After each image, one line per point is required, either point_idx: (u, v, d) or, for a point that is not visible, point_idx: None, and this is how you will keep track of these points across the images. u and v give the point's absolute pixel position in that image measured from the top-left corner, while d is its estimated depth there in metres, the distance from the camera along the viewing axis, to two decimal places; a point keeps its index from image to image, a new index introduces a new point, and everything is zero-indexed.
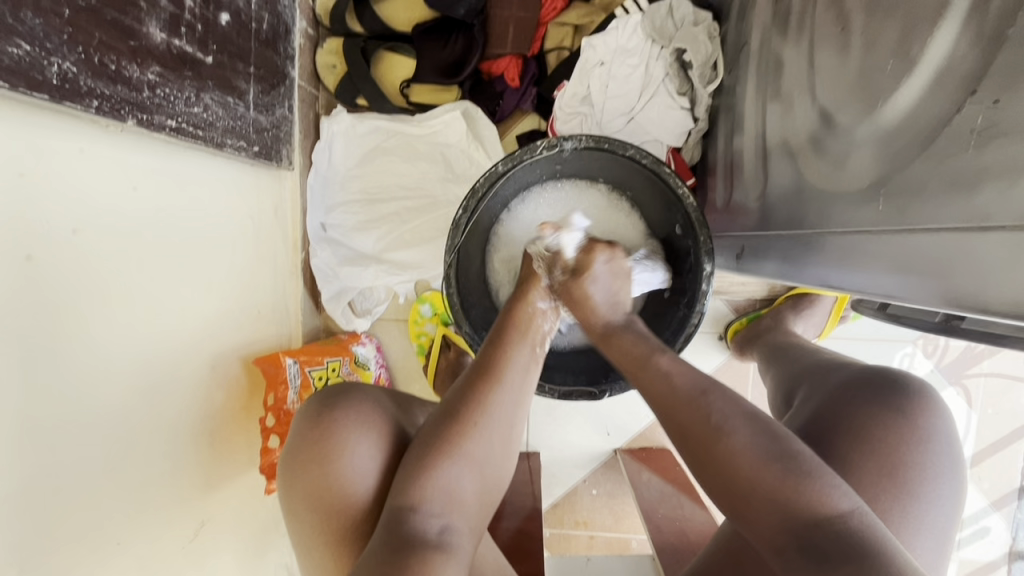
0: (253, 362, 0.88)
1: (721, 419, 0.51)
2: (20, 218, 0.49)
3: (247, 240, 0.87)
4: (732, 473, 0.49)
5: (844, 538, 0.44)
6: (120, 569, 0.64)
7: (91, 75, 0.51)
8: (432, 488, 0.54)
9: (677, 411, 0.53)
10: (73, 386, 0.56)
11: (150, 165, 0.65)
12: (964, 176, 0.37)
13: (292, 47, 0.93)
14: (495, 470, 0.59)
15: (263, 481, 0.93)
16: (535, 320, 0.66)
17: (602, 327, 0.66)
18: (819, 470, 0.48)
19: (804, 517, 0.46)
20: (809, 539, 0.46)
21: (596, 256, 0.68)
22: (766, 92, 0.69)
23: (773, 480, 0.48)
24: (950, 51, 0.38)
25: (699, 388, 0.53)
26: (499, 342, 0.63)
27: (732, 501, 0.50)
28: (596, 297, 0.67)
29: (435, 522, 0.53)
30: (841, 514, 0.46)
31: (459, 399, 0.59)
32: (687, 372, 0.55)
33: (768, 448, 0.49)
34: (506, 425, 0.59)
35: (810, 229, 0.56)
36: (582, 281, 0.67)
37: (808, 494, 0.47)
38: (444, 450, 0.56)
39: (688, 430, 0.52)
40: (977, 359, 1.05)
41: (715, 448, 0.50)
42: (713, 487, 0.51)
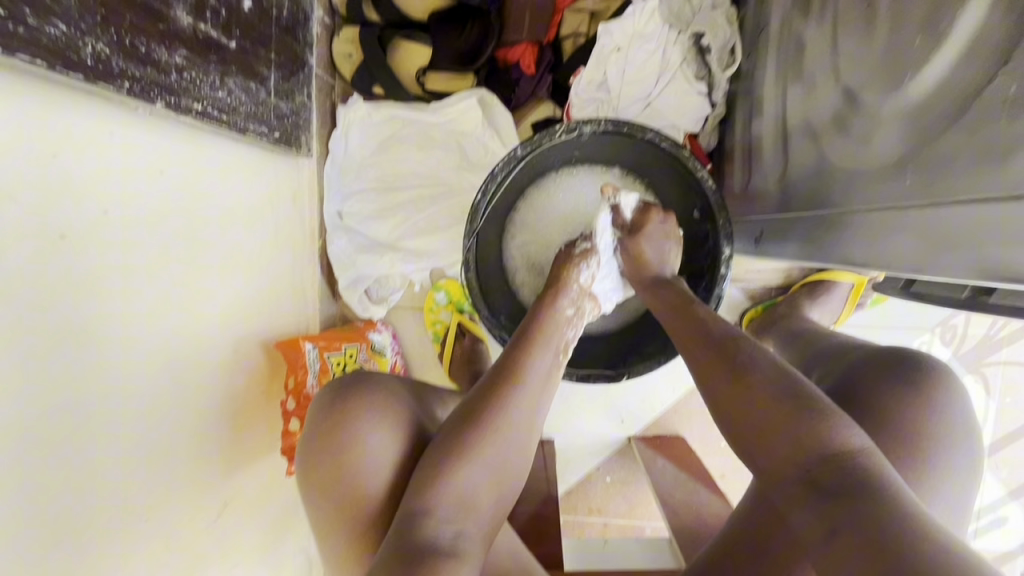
0: (273, 346, 0.90)
1: (745, 361, 0.53)
2: (56, 196, 0.50)
3: (268, 226, 0.88)
4: (752, 405, 0.51)
5: (852, 470, 0.43)
6: (148, 545, 0.65)
7: (123, 56, 0.52)
8: (445, 489, 0.54)
9: (712, 359, 0.55)
10: (105, 364, 0.57)
11: (177, 150, 0.66)
12: (995, 146, 0.37)
13: (310, 34, 0.94)
14: (509, 475, 0.58)
15: (282, 465, 0.95)
16: (560, 326, 0.66)
17: (652, 279, 0.70)
18: (835, 410, 0.47)
19: (815, 447, 0.46)
20: (817, 476, 0.45)
21: (652, 216, 0.72)
22: (786, 74, 0.69)
23: (781, 412, 0.48)
24: (981, 23, 0.38)
25: (728, 334, 0.56)
26: (524, 346, 0.62)
27: (749, 435, 0.51)
28: (652, 255, 0.71)
29: (448, 529, 0.53)
30: (855, 450, 0.45)
31: (480, 400, 0.58)
32: (721, 324, 0.58)
33: (787, 391, 0.50)
34: (523, 429, 0.59)
35: (834, 208, 0.56)
36: (639, 237, 0.71)
37: (822, 430, 0.46)
38: (460, 453, 0.55)
39: (718, 391, 0.54)
40: (997, 347, 1.04)
41: (739, 386, 0.52)
42: (734, 425, 0.52)
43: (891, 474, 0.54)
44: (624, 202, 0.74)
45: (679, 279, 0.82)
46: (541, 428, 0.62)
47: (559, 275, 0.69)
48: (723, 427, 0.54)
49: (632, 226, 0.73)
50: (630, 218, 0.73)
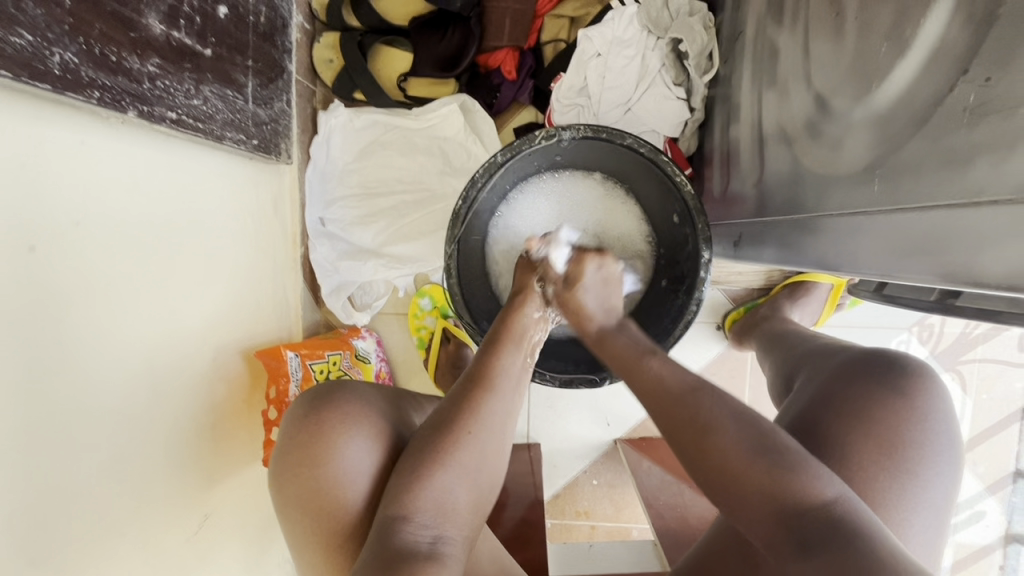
0: (254, 354, 0.89)
1: (711, 416, 0.52)
2: (26, 208, 0.49)
3: (247, 235, 0.87)
4: (720, 462, 0.50)
5: (829, 521, 0.45)
6: (128, 560, 0.64)
7: (92, 66, 0.51)
8: (426, 489, 0.54)
9: (672, 412, 0.54)
10: (78, 377, 0.56)
11: (151, 158, 0.65)
12: (958, 153, 0.38)
13: (289, 41, 0.94)
14: (487, 474, 0.59)
15: (265, 475, 0.94)
16: (528, 328, 0.68)
17: (597, 334, 0.67)
18: (804, 463, 0.48)
19: (789, 505, 0.47)
20: (796, 527, 0.46)
21: (586, 265, 0.68)
22: (762, 80, 0.70)
23: (760, 467, 0.48)
24: (942, 33, 0.38)
25: (692, 385, 0.55)
26: (491, 351, 0.64)
27: (722, 492, 0.50)
28: (592, 304, 0.67)
29: (427, 534, 0.52)
30: (827, 502, 0.46)
31: (453, 409, 0.59)
32: (676, 372, 0.56)
33: (754, 443, 0.50)
34: (496, 432, 0.60)
35: (808, 213, 0.57)
36: (576, 289, 0.67)
37: (794, 489, 0.47)
38: (435, 455, 0.56)
39: (678, 427, 0.53)
40: (972, 345, 1.06)
41: (704, 443, 0.51)
42: (696, 474, 0.52)
43: (865, 473, 0.55)
44: (555, 254, 0.72)
45: (660, 283, 0.81)
46: (512, 432, 0.63)
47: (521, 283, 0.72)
48: (690, 476, 0.53)
49: (569, 277, 0.69)
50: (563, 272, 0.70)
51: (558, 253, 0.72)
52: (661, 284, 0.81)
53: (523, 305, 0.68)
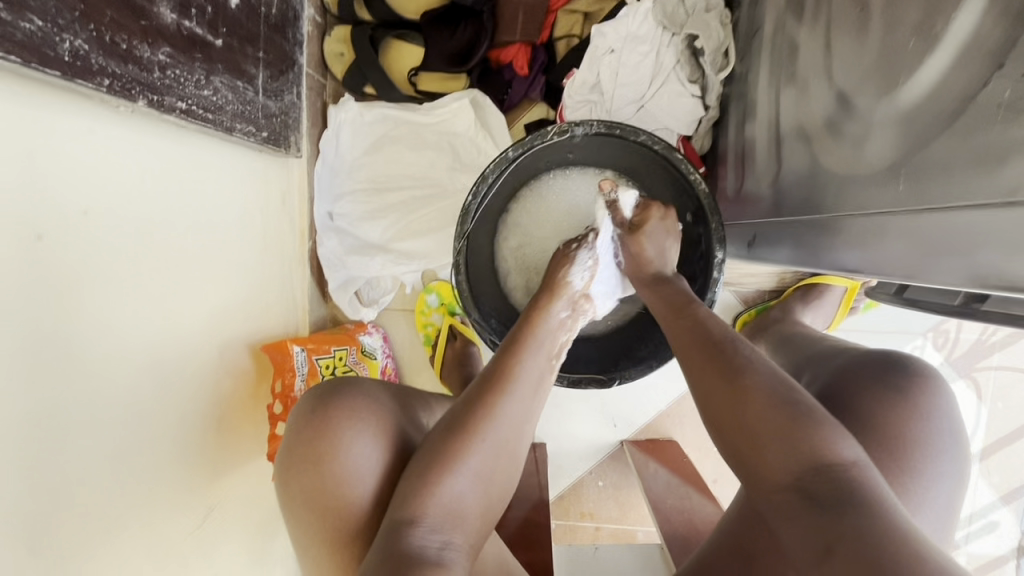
0: (259, 348, 0.88)
1: (748, 359, 0.52)
2: (32, 194, 0.49)
3: (255, 227, 0.87)
4: (743, 403, 0.49)
5: (845, 482, 0.44)
6: (130, 551, 0.64)
7: (103, 53, 0.51)
8: (436, 494, 0.53)
9: (700, 350, 0.55)
10: (85, 366, 0.56)
11: (160, 149, 0.65)
12: (990, 151, 0.36)
13: (300, 33, 0.93)
14: (498, 478, 0.57)
15: (269, 469, 0.93)
16: (554, 331, 0.65)
17: (654, 276, 0.69)
18: (825, 420, 0.48)
19: (807, 456, 0.46)
20: (809, 482, 0.45)
21: (652, 213, 0.70)
22: (780, 77, 0.68)
23: (782, 410, 0.48)
24: (976, 26, 0.37)
25: (727, 334, 0.55)
26: (513, 351, 0.61)
27: (738, 437, 0.50)
28: (651, 250, 0.70)
29: (435, 539, 0.51)
30: (846, 464, 0.45)
31: (465, 410, 0.57)
32: (718, 321, 0.58)
33: (783, 392, 0.49)
34: (512, 435, 0.58)
35: (827, 213, 0.55)
36: (639, 235, 0.70)
37: (816, 437, 0.46)
38: (446, 462, 0.54)
39: (706, 367, 0.53)
40: (988, 352, 1.04)
41: (732, 386, 0.51)
42: (714, 412, 0.52)
43: None
44: (624, 198, 0.73)
45: None
46: (528, 437, 0.61)
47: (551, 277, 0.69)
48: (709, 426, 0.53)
49: (632, 223, 0.71)
50: (631, 217, 0.72)
51: (626, 201, 0.73)
52: None
53: (541, 306, 0.66)
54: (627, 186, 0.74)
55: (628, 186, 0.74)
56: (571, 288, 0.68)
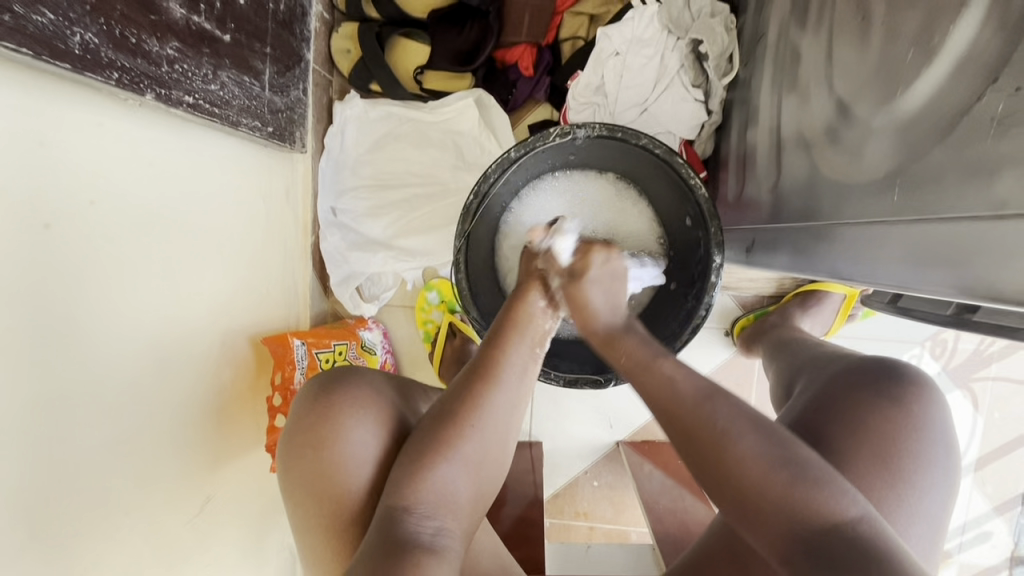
0: (260, 340, 0.89)
1: (726, 424, 0.50)
2: (41, 185, 0.50)
3: (259, 220, 0.88)
4: (737, 476, 0.48)
5: (855, 542, 0.44)
6: (129, 537, 0.65)
7: (113, 47, 0.52)
8: (428, 481, 0.54)
9: (680, 417, 0.51)
10: (88, 354, 0.57)
11: (167, 142, 0.65)
12: (982, 165, 0.37)
13: (307, 29, 0.94)
14: (488, 466, 0.58)
15: (267, 460, 0.94)
16: (536, 319, 0.65)
17: (604, 333, 0.62)
18: (826, 475, 0.48)
19: (813, 523, 0.46)
20: (817, 542, 0.45)
21: (592, 258, 0.65)
22: (782, 84, 0.69)
23: (782, 479, 0.47)
24: (972, 40, 0.37)
25: (700, 390, 0.52)
26: (497, 341, 0.63)
27: (739, 509, 0.49)
28: (597, 300, 0.63)
29: (429, 525, 0.52)
30: (852, 519, 0.46)
31: (456, 399, 0.58)
32: (689, 377, 0.53)
33: (775, 455, 0.48)
34: (500, 425, 0.59)
35: (824, 220, 0.56)
36: (581, 282, 0.63)
37: (819, 501, 0.46)
38: (435, 450, 0.55)
39: (691, 436, 0.51)
40: (986, 362, 1.04)
41: (723, 457, 0.49)
42: (711, 484, 0.50)
43: (863, 484, 0.54)
44: (558, 245, 0.68)
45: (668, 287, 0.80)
46: (518, 424, 0.62)
47: (526, 274, 0.69)
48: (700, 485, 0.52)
49: (573, 270, 0.65)
50: (568, 264, 0.66)
51: (562, 247, 0.69)
52: (669, 288, 0.80)
53: (527, 293, 0.66)
54: (564, 230, 0.71)
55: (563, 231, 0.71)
56: (552, 288, 0.67)
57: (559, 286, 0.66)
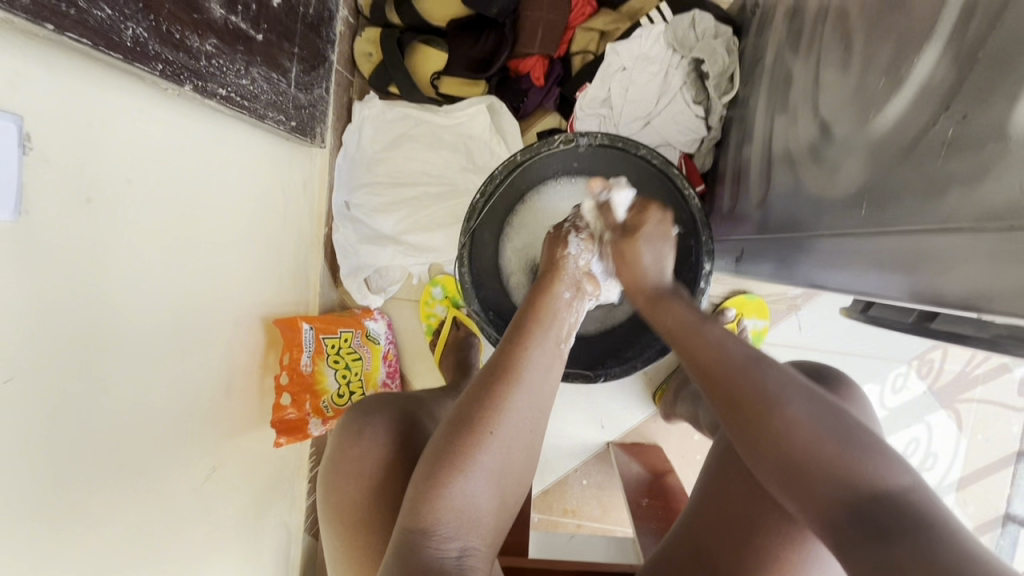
0: (271, 321, 0.94)
1: (776, 389, 0.53)
2: (87, 163, 0.55)
3: (277, 208, 0.93)
4: (785, 441, 0.50)
5: (904, 510, 0.44)
6: (139, 495, 0.69)
7: (159, 41, 0.57)
8: (452, 495, 0.52)
9: (732, 385, 0.55)
10: (116, 320, 0.61)
11: (198, 130, 0.70)
12: (934, 183, 0.41)
13: (333, 32, 1.00)
14: (511, 472, 0.56)
15: (270, 438, 0.99)
16: (558, 314, 0.65)
17: (653, 290, 0.69)
18: (874, 446, 0.49)
19: (860, 489, 0.46)
20: (862, 510, 0.46)
21: (649, 215, 0.72)
22: (775, 104, 0.73)
23: (825, 445, 0.49)
24: (932, 71, 0.42)
25: (750, 359, 0.56)
26: (518, 339, 0.61)
27: (788, 474, 0.50)
28: (648, 257, 0.70)
29: (453, 547, 0.50)
30: (904, 490, 0.46)
31: (474, 404, 0.56)
32: (740, 344, 0.58)
33: (824, 423, 0.50)
34: (523, 427, 0.57)
35: (803, 232, 0.60)
36: (636, 239, 0.70)
37: (867, 473, 0.47)
38: (455, 464, 0.53)
39: (739, 403, 0.54)
40: (971, 384, 1.07)
41: (771, 418, 0.52)
42: (759, 453, 0.53)
43: None
44: (617, 199, 0.73)
45: None
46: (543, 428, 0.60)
47: (551, 259, 0.71)
48: (741, 444, 0.54)
49: (626, 227, 0.72)
50: (624, 219, 0.72)
51: (619, 201, 0.73)
52: None
53: (552, 285, 0.67)
54: (620, 184, 0.74)
55: (621, 184, 0.74)
56: (571, 261, 0.70)
57: (609, 241, 0.72)
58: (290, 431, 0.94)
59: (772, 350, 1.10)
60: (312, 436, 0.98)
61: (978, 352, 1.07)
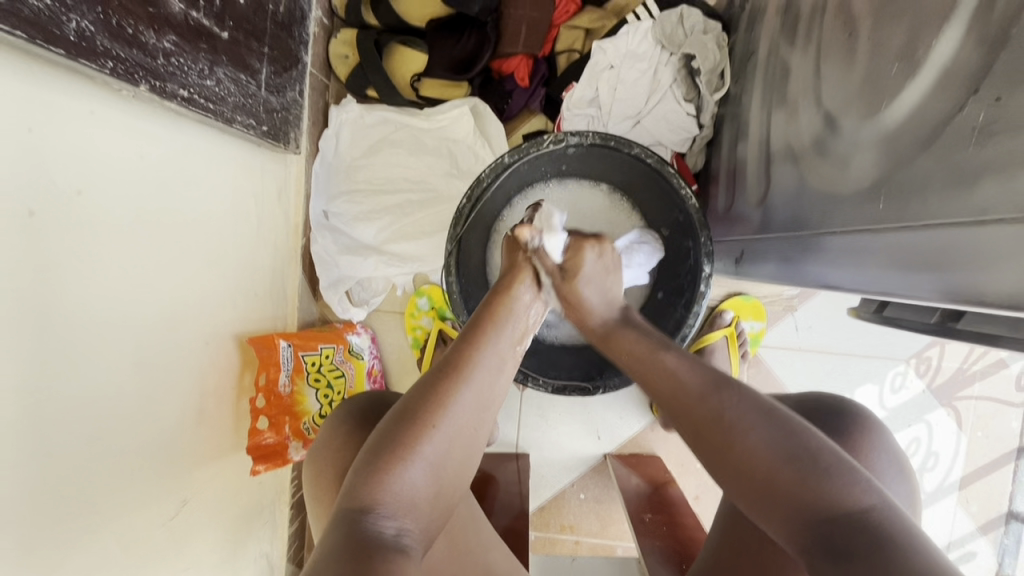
0: (247, 340, 0.88)
1: (734, 418, 0.50)
2: (27, 171, 0.49)
3: (249, 218, 0.87)
4: (747, 463, 0.48)
5: (862, 531, 0.41)
6: (97, 538, 0.62)
7: (108, 36, 0.52)
8: (395, 483, 0.47)
9: (692, 419, 0.53)
10: (70, 343, 0.56)
11: (159, 136, 0.65)
12: (964, 172, 0.38)
13: (306, 32, 0.95)
14: (453, 472, 0.52)
15: (248, 464, 0.92)
16: (517, 311, 0.62)
17: (603, 328, 0.68)
18: (840, 466, 0.45)
19: (822, 514, 0.44)
20: (828, 535, 0.43)
21: (584, 255, 0.67)
22: (771, 99, 0.70)
23: (782, 467, 0.47)
24: (953, 54, 0.39)
25: (707, 378, 0.55)
26: (472, 337, 0.57)
27: (749, 491, 0.49)
28: (592, 298, 0.68)
29: (392, 525, 0.46)
30: (863, 512, 0.43)
31: (418, 396, 0.51)
32: (699, 370, 0.56)
33: (785, 447, 0.48)
34: (471, 422, 0.53)
35: (810, 231, 0.57)
36: (575, 282, 0.66)
37: (830, 494, 0.44)
38: (400, 447, 0.48)
39: (704, 434, 0.52)
40: (969, 381, 1.05)
41: (729, 453, 0.50)
42: (727, 479, 0.51)
43: None
44: (550, 244, 0.66)
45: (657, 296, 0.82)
46: (492, 421, 0.56)
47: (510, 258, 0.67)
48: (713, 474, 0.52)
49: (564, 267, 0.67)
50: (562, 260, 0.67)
51: None
52: (658, 298, 0.82)
53: (521, 276, 0.64)
54: (553, 222, 0.67)
55: (552, 223, 0.67)
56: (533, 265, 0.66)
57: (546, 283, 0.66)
58: (266, 457, 0.87)
59: (769, 353, 1.08)
60: (291, 461, 0.92)
61: (974, 349, 1.05)
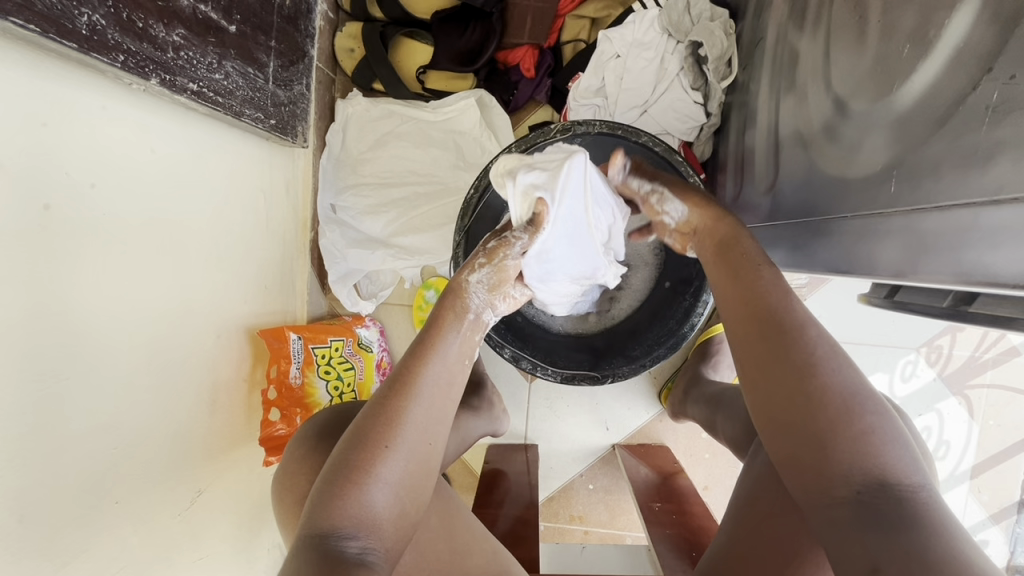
0: (257, 333, 0.89)
1: (821, 354, 0.49)
2: (41, 165, 0.49)
3: (258, 212, 0.88)
4: (816, 400, 0.47)
5: (908, 504, 0.42)
6: (114, 527, 0.63)
7: (119, 30, 0.52)
8: (355, 505, 0.48)
9: (774, 339, 0.51)
10: (87, 335, 0.56)
11: (170, 130, 0.66)
12: (978, 152, 0.38)
13: (312, 26, 0.96)
14: (420, 480, 0.52)
15: (260, 455, 0.93)
16: (460, 314, 0.60)
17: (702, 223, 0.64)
18: (900, 437, 0.45)
19: (874, 474, 0.44)
20: (870, 499, 0.43)
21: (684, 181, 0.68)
22: (780, 85, 0.70)
23: (852, 420, 0.45)
24: (967, 33, 0.38)
25: (797, 320, 0.51)
26: (420, 350, 0.56)
27: (800, 431, 0.47)
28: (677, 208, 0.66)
29: (356, 543, 0.47)
30: (913, 485, 0.43)
31: (371, 415, 0.52)
32: (791, 301, 0.53)
33: (857, 399, 0.46)
34: (427, 436, 0.53)
35: (821, 216, 0.57)
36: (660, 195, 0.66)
37: (887, 460, 0.44)
38: (356, 471, 0.49)
39: (777, 362, 0.50)
40: (981, 369, 1.05)
41: (806, 379, 0.48)
42: (777, 411, 0.49)
43: None
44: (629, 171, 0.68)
45: (664, 285, 0.82)
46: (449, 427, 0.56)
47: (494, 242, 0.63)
48: (763, 407, 0.51)
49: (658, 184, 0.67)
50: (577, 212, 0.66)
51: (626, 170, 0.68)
52: (664, 286, 0.82)
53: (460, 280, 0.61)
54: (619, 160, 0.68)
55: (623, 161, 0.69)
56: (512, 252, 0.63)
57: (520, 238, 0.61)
58: (278, 448, 0.88)
59: None
60: None
61: (986, 337, 1.04)
